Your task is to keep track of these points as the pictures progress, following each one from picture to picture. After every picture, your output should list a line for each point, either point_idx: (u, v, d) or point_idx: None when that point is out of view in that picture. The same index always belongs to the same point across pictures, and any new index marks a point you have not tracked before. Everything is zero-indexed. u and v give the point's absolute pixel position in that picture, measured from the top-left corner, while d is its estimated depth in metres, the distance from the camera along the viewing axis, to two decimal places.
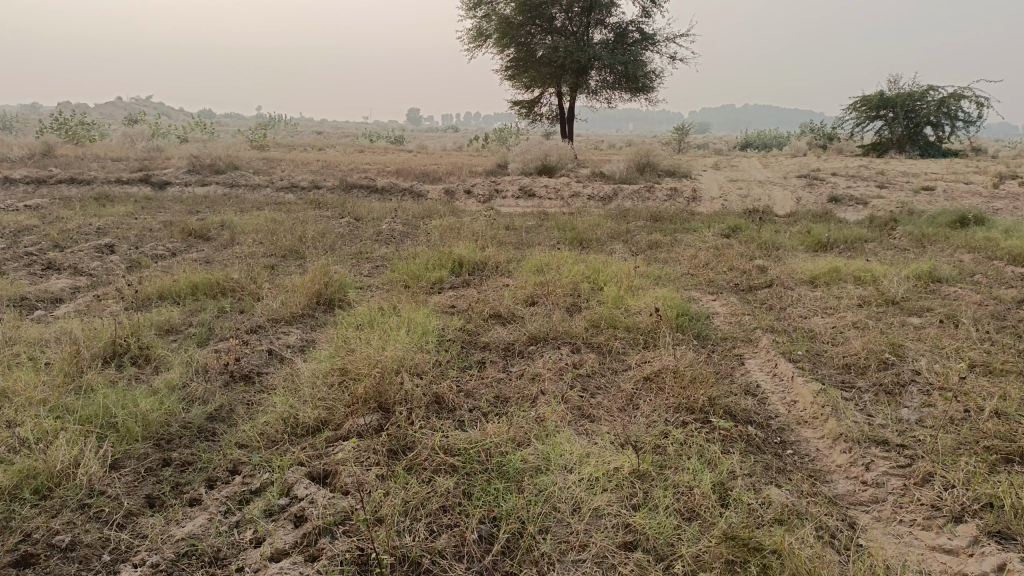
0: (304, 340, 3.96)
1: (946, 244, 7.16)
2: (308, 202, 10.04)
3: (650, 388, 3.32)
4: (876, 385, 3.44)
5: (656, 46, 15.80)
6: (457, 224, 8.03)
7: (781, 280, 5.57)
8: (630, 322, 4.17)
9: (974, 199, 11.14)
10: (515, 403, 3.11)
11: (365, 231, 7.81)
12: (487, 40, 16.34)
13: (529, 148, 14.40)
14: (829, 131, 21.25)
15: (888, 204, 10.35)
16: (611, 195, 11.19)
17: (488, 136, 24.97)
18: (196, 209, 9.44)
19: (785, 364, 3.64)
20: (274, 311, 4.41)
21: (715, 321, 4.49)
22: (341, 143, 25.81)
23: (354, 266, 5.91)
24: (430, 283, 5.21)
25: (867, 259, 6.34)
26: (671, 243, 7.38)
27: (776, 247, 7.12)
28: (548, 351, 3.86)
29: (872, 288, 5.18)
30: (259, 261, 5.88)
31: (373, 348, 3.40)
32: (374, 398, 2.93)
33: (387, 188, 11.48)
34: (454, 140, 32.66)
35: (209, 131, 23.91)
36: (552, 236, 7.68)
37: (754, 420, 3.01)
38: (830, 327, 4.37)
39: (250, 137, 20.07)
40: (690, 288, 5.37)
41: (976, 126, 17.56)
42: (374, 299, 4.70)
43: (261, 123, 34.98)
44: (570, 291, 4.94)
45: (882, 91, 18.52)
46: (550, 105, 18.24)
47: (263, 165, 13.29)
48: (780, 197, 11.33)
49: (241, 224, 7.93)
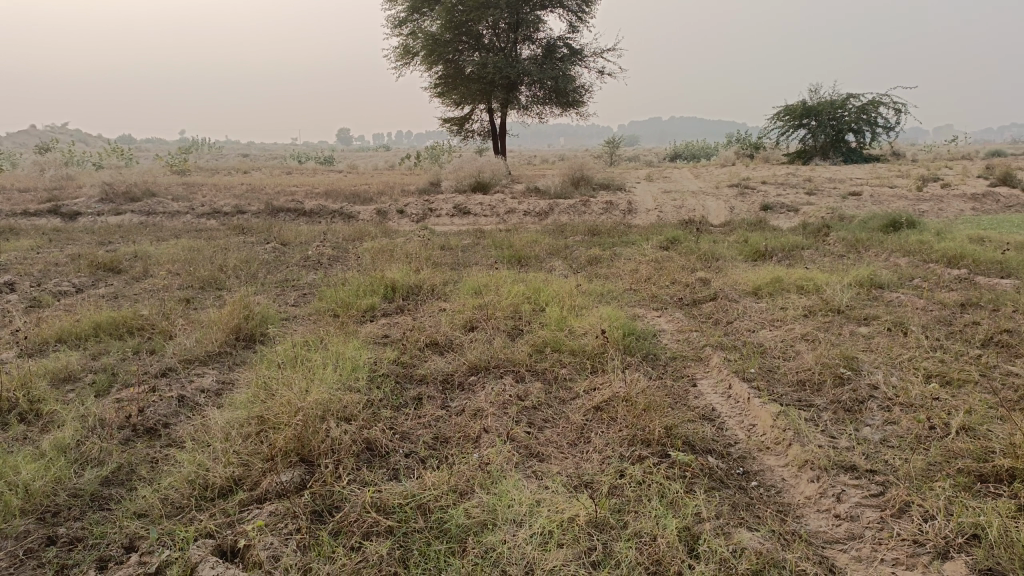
0: (219, 383, 3.60)
1: (880, 249, 7.19)
2: (232, 228, 9.55)
3: (601, 419, 3.08)
4: (835, 403, 3.28)
5: (585, 61, 15.81)
6: (390, 246, 7.71)
7: (724, 292, 5.43)
8: (575, 345, 3.93)
9: (900, 202, 11.38)
10: (455, 445, 2.83)
11: (292, 257, 7.41)
12: (414, 57, 16.07)
13: (462, 165, 14.15)
14: (755, 140, 21.66)
15: (820, 210, 10.45)
16: (547, 210, 11.02)
17: (420, 154, 24.66)
18: (109, 240, 8.85)
19: (739, 383, 3.46)
20: (187, 351, 4.02)
21: (663, 340, 4.29)
22: (267, 166, 25.14)
23: (279, 296, 5.54)
24: (361, 311, 4.88)
25: (807, 267, 6.28)
26: (611, 258, 7.21)
27: (716, 257, 7.02)
28: (489, 382, 3.58)
29: (816, 297, 5.08)
30: (174, 295, 5.45)
31: (295, 390, 3.07)
32: (297, 449, 2.61)
33: (315, 210, 11.06)
34: (385, 160, 32.30)
35: (125, 157, 22.89)
36: (489, 255, 7.43)
37: (714, 449, 2.80)
38: (780, 340, 4.22)
39: (170, 162, 19.28)
40: (634, 304, 5.18)
41: (895, 131, 18.13)
42: (299, 333, 4.35)
43: (183, 147, 33.85)
44: (511, 314, 4.68)
45: (805, 100, 18.98)
46: (481, 122, 18.06)
47: (183, 191, 12.68)
48: (714, 207, 11.35)
49: (157, 255, 7.44)
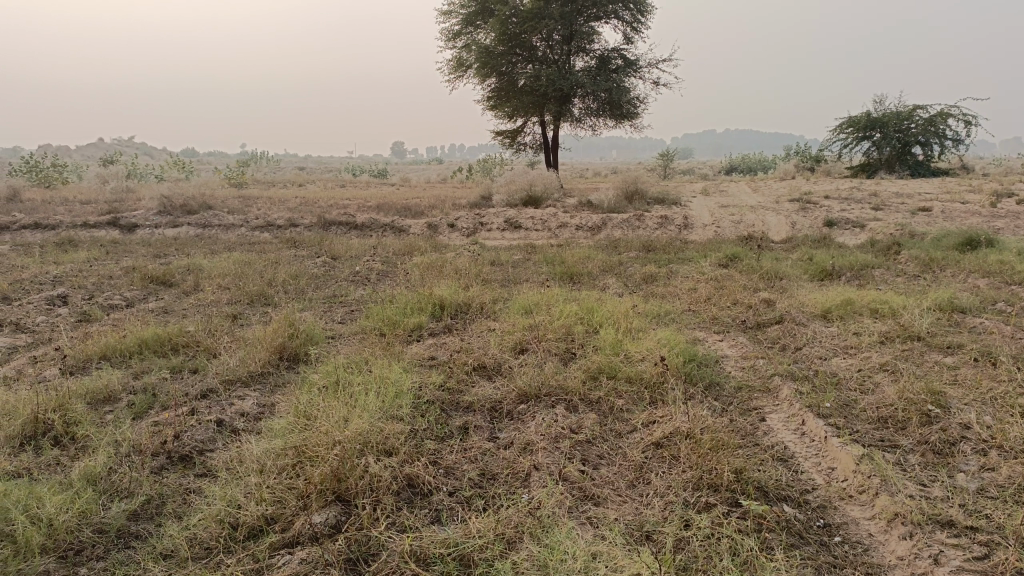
0: (259, 407, 3.45)
1: (957, 269, 6.75)
2: (283, 241, 9.55)
3: (662, 457, 2.83)
4: (922, 444, 2.97)
5: (640, 72, 15.54)
6: (440, 260, 7.56)
7: (791, 314, 5.12)
8: (632, 371, 3.68)
9: (974, 218, 10.81)
10: (504, 484, 2.62)
11: (341, 271, 7.31)
12: (467, 70, 16.03)
13: (514, 178, 14.01)
14: (816, 153, 21.06)
15: (887, 226, 9.98)
16: (600, 224, 10.77)
17: (472, 168, 24.64)
18: (163, 253, 8.92)
19: (814, 420, 3.16)
20: (228, 371, 3.90)
21: (726, 367, 4.01)
22: (321, 179, 25.42)
23: (326, 313, 5.42)
24: (408, 330, 4.71)
25: (879, 288, 5.91)
26: (667, 276, 6.92)
27: (780, 276, 6.68)
28: (540, 411, 3.36)
29: (892, 322, 4.73)
30: (221, 310, 5.38)
31: (334, 420, 2.90)
32: (333, 486, 2.43)
33: (366, 224, 11.03)
34: (437, 173, 32.47)
35: (187, 170, 23.46)
36: (541, 271, 7.23)
37: (789, 497, 2.53)
38: (855, 370, 3.90)
39: (227, 174, 19.64)
40: (694, 327, 4.90)
41: (965, 144, 17.38)
42: (343, 353, 4.20)
43: (240, 160, 34.64)
44: (563, 335, 4.46)
45: (869, 112, 18.36)
46: (534, 135, 17.91)
47: (238, 204, 12.82)
48: (775, 222, 10.95)
49: (209, 268, 7.44)
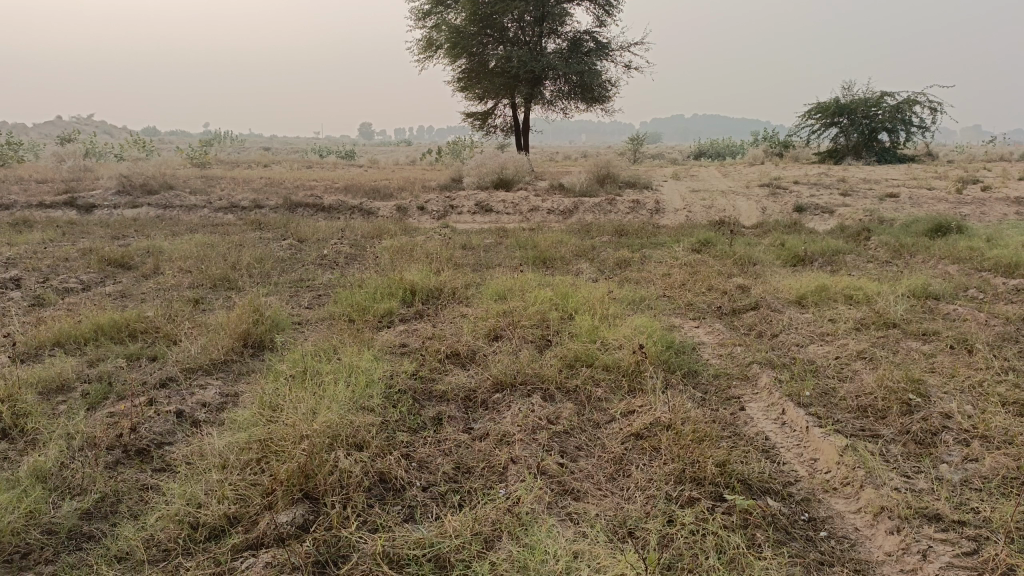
0: (222, 397, 3.30)
1: (927, 255, 6.78)
2: (248, 223, 9.31)
3: (642, 449, 2.75)
4: (904, 434, 2.92)
5: (611, 55, 15.42)
6: (411, 244, 7.41)
7: (766, 300, 5.07)
8: (609, 359, 3.59)
9: (940, 205, 10.92)
10: (480, 478, 2.52)
11: (308, 254, 7.12)
12: (437, 50, 15.77)
13: (484, 161, 13.84)
14: (785, 139, 21.19)
15: (856, 212, 10.03)
16: (572, 208, 10.68)
17: (442, 149, 24.36)
18: (123, 234, 8.64)
19: (795, 409, 3.10)
20: (189, 358, 3.73)
21: (704, 354, 3.94)
22: (287, 159, 24.95)
23: (292, 298, 5.26)
24: (378, 316, 4.58)
25: (851, 274, 5.90)
26: (641, 261, 6.85)
27: (753, 262, 6.65)
28: (516, 401, 3.26)
29: (867, 308, 4.71)
30: (182, 294, 5.19)
31: (301, 412, 2.77)
32: (300, 483, 2.31)
33: (334, 206, 10.81)
34: (406, 155, 32.12)
35: (148, 149, 22.88)
36: (513, 256, 7.11)
37: (773, 491, 2.46)
38: (833, 358, 3.85)
39: (190, 153, 19.18)
40: (670, 313, 4.84)
41: (931, 131, 17.58)
42: (311, 340, 4.05)
43: (204, 140, 33.95)
44: (538, 322, 4.36)
45: (837, 98, 18.48)
46: (504, 117, 17.72)
47: (201, 184, 12.49)
48: (745, 207, 10.95)
49: (171, 250, 7.21)
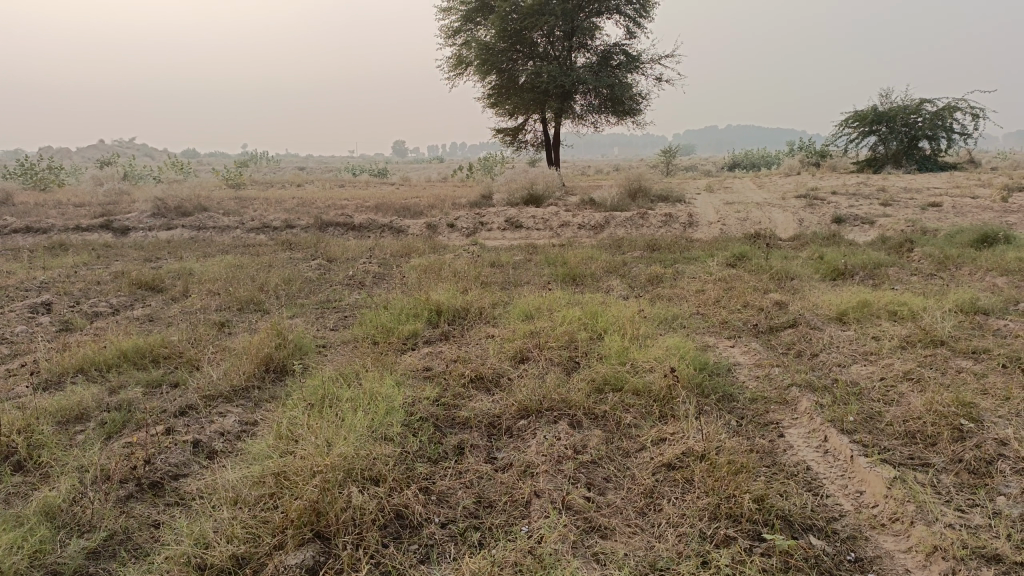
0: (240, 425, 3.23)
1: (973, 267, 6.51)
2: (279, 243, 9.34)
3: (674, 481, 2.60)
4: (956, 463, 2.73)
5: (642, 68, 15.29)
6: (439, 262, 7.33)
7: (805, 317, 4.87)
8: (639, 383, 3.45)
9: (986, 214, 10.56)
10: (501, 514, 2.39)
11: (337, 274, 7.08)
12: (467, 67, 15.79)
13: (514, 177, 13.77)
14: (821, 149, 20.81)
15: (897, 223, 9.73)
16: (603, 223, 10.53)
17: (473, 166, 24.38)
18: (156, 257, 8.70)
19: (838, 436, 2.93)
20: (209, 384, 3.67)
21: (739, 376, 3.77)
22: (320, 178, 25.16)
23: (318, 319, 5.20)
24: (402, 338, 4.49)
25: (894, 289, 5.67)
26: (673, 277, 6.69)
27: (791, 276, 6.44)
28: (542, 428, 3.13)
29: (912, 325, 4.49)
30: (208, 317, 5.16)
31: (317, 443, 2.67)
32: (312, 521, 2.20)
33: (364, 224, 10.81)
34: (438, 172, 32.25)
35: (185, 171, 23.30)
36: (542, 273, 6.98)
37: (816, 528, 2.29)
38: (877, 379, 3.66)
39: (225, 174, 19.46)
40: (704, 332, 4.67)
41: (973, 138, 17.10)
42: (333, 364, 3.97)
43: (239, 162, 34.47)
44: (566, 343, 4.23)
45: (875, 106, 18.09)
46: (535, 132, 17.66)
47: (234, 205, 12.60)
48: (781, 219, 10.70)
49: (201, 272, 7.23)
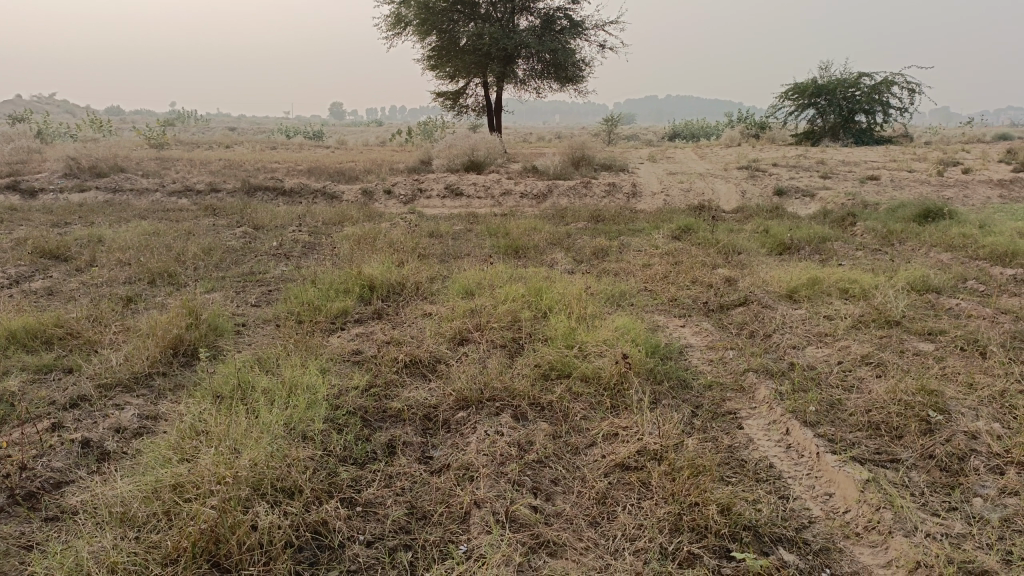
0: (141, 422, 2.85)
1: (917, 242, 6.48)
2: (202, 208, 8.76)
3: (628, 485, 2.35)
4: (926, 460, 2.55)
5: (586, 33, 14.95)
6: (374, 231, 6.93)
7: (756, 294, 4.68)
8: (588, 369, 3.18)
9: (923, 188, 10.67)
10: (436, 528, 2.10)
11: (263, 243, 6.63)
12: (405, 27, 15.17)
13: (455, 142, 13.33)
14: (761, 120, 20.91)
15: (838, 195, 9.73)
16: (545, 192, 10.25)
17: (412, 130, 23.72)
18: (65, 221, 8.05)
19: (801, 429, 2.72)
20: (106, 372, 3.26)
21: (692, 360, 3.54)
22: (251, 141, 24.11)
23: (239, 294, 4.78)
24: (331, 317, 4.12)
25: (842, 265, 5.54)
26: (619, 250, 6.44)
27: (738, 250, 6.27)
28: (483, 421, 2.83)
29: (864, 304, 4.34)
30: (115, 292, 4.69)
31: (223, 449, 2.32)
32: (208, 550, 1.87)
33: (295, 189, 10.27)
34: (375, 136, 31.38)
35: (105, 130, 22.02)
36: (483, 245, 6.66)
37: (785, 540, 2.07)
38: (835, 363, 3.48)
39: (147, 132, 18.42)
40: (653, 310, 4.44)
41: (908, 112, 17.37)
42: (252, 347, 3.59)
43: (165, 123, 32.95)
44: (509, 322, 3.94)
45: (815, 78, 18.19)
46: (476, 97, 17.18)
47: (155, 167, 11.84)
48: (725, 190, 10.60)
49: (113, 239, 6.66)
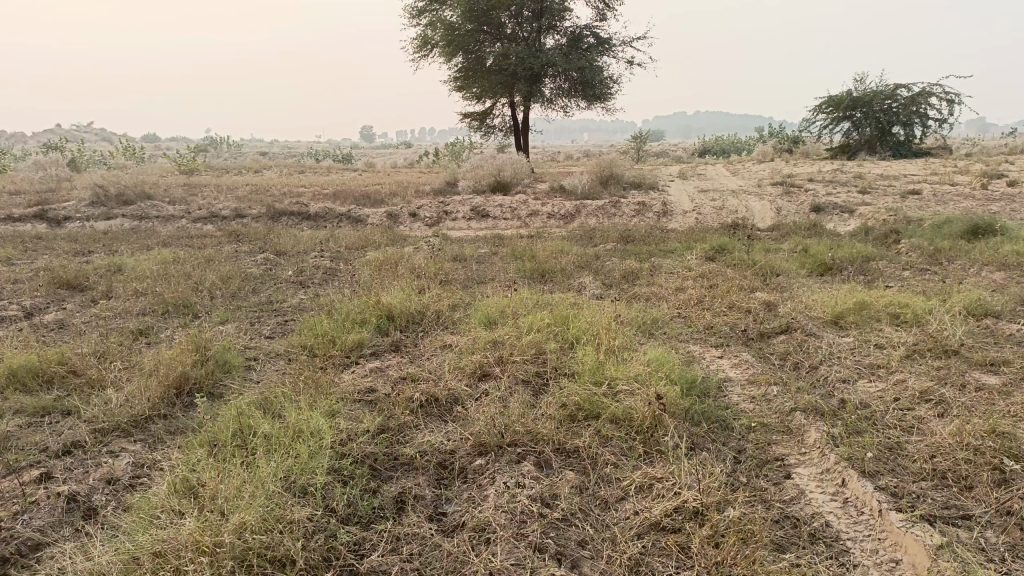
0: (135, 473, 2.65)
1: (967, 261, 6.11)
2: (226, 234, 8.67)
3: (664, 549, 2.08)
4: (1006, 517, 2.24)
5: (613, 51, 14.76)
6: (396, 256, 6.74)
7: (799, 321, 4.38)
8: (618, 409, 2.91)
9: (968, 202, 10.23)
10: None
11: (284, 270, 6.47)
12: (431, 49, 15.12)
13: (481, 163, 13.17)
14: (794, 135, 20.49)
15: (878, 211, 9.35)
16: (574, 212, 10.01)
17: (440, 151, 23.68)
18: (88, 250, 7.99)
19: (859, 481, 2.43)
20: (105, 415, 3.08)
21: (732, 397, 3.25)
22: (281, 164, 24.23)
23: (253, 326, 4.60)
24: (345, 350, 3.91)
25: (889, 287, 5.21)
26: (650, 273, 6.16)
27: (777, 272, 5.96)
28: (502, 471, 2.58)
29: (918, 331, 4.02)
30: (127, 325, 4.54)
31: (212, 514, 2.10)
32: None
33: (320, 214, 10.16)
34: (404, 157, 31.44)
35: (138, 157, 22.30)
36: (509, 269, 6.43)
37: None
38: (890, 399, 3.17)
39: (178, 158, 18.58)
40: (688, 340, 4.16)
41: (948, 124, 16.86)
42: (260, 385, 3.39)
43: (198, 149, 33.39)
44: (533, 355, 3.69)
45: (850, 91, 17.78)
46: (503, 117, 17.04)
47: (181, 193, 11.84)
48: (759, 208, 10.26)
49: (132, 268, 6.55)
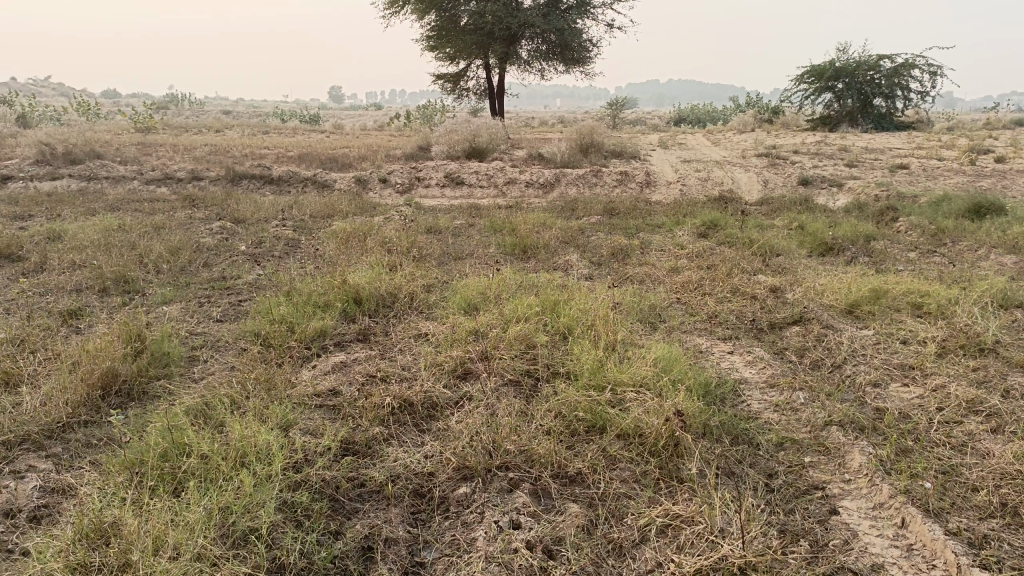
0: (39, 503, 2.14)
1: (974, 242, 5.76)
2: (181, 199, 8.03)
3: None
4: None
5: (593, 13, 14.14)
6: (366, 227, 6.21)
7: (812, 310, 3.96)
8: (627, 424, 2.46)
9: (957, 177, 9.95)
10: None
11: (241, 241, 5.90)
12: (403, 6, 14.37)
13: (455, 128, 12.56)
14: (774, 105, 20.10)
15: (869, 186, 9.00)
16: (553, 181, 9.52)
17: (411, 115, 22.91)
18: (26, 213, 7.32)
19: (924, 523, 2.02)
20: (11, 424, 2.56)
21: (753, 404, 2.83)
22: (244, 123, 23.27)
23: (202, 306, 4.07)
24: (306, 340, 3.40)
25: (899, 271, 4.84)
26: (640, 250, 5.71)
27: (776, 251, 5.55)
28: (494, 502, 2.13)
29: (946, 325, 3.62)
30: (56, 305, 3.98)
31: None
32: None
33: (283, 177, 9.52)
34: (373, 121, 30.51)
35: (92, 113, 21.11)
36: (487, 243, 5.94)
37: None
38: (932, 410, 2.76)
39: (134, 113, 17.61)
40: (693, 332, 3.72)
41: (930, 97, 16.57)
42: (203, 385, 2.88)
43: (158, 110, 32.14)
44: (520, 349, 3.22)
45: (832, 61, 17.35)
46: (477, 79, 16.38)
47: (135, 152, 11.09)
48: (745, 180, 9.86)
49: (72, 235, 5.94)
